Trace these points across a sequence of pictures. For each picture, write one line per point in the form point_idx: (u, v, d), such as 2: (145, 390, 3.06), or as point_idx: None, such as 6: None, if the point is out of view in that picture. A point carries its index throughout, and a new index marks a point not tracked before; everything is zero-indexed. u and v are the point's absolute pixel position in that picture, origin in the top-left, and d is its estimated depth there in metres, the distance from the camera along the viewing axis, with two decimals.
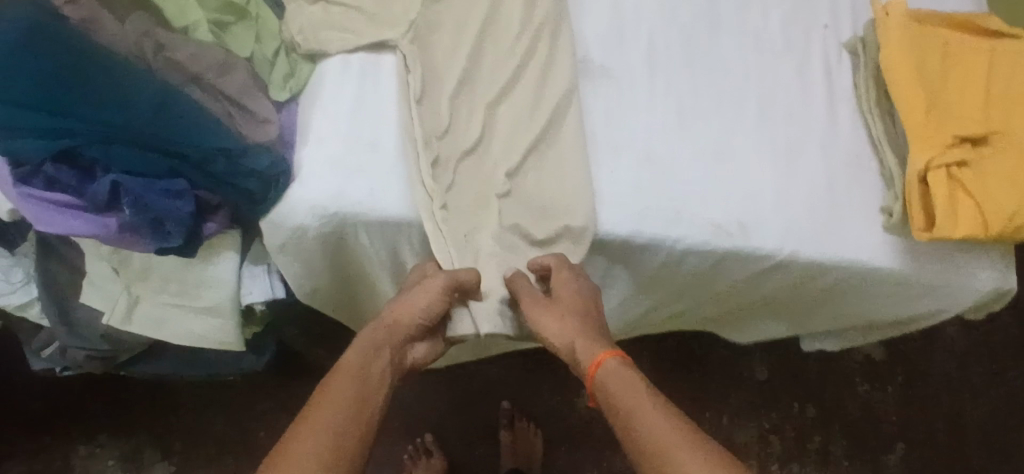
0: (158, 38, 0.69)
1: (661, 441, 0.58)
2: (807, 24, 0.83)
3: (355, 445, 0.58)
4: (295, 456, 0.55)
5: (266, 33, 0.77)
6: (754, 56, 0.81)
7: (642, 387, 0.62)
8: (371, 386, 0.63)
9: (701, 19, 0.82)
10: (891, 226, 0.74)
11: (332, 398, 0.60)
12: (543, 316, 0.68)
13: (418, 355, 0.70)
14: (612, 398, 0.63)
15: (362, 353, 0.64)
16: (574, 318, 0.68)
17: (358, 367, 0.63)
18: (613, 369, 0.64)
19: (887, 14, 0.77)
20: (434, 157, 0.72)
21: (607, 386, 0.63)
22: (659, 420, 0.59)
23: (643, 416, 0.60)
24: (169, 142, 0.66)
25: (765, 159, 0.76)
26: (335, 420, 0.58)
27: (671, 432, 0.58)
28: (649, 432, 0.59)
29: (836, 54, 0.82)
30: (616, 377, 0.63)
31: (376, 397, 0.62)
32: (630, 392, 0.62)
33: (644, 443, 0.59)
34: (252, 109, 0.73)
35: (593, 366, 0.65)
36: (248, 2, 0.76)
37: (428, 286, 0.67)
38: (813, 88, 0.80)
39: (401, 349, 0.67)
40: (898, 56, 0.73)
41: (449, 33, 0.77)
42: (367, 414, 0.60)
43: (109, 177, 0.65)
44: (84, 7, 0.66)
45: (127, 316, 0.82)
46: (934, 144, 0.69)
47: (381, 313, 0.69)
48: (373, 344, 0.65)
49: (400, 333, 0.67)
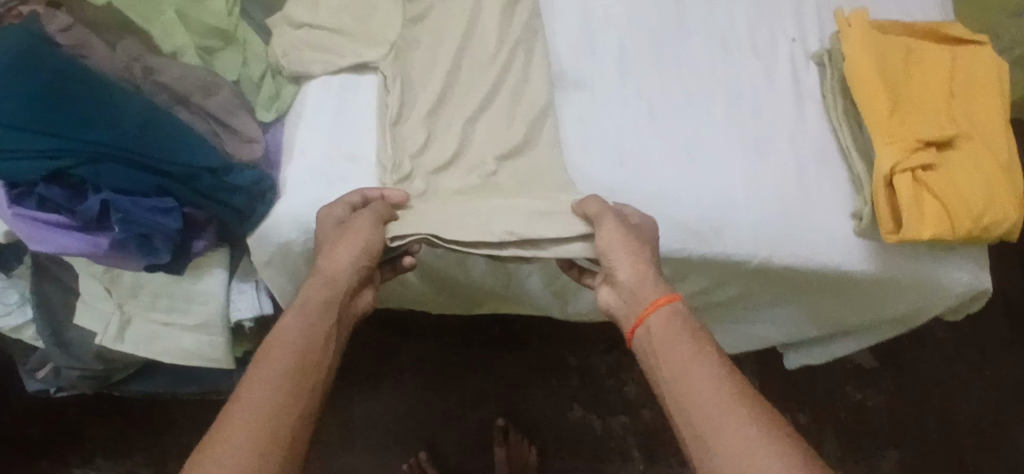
0: (147, 62, 0.73)
1: (712, 398, 0.55)
2: (775, 34, 0.85)
3: (303, 416, 0.54)
4: (235, 429, 0.51)
5: (253, 58, 0.80)
6: (725, 65, 0.83)
7: (693, 340, 0.60)
8: (319, 352, 0.60)
9: (671, 29, 0.84)
10: (862, 230, 0.75)
11: (273, 365, 0.56)
12: (619, 249, 0.66)
13: (368, 302, 0.70)
14: (664, 344, 0.60)
15: (309, 320, 0.61)
16: (647, 254, 0.67)
17: (296, 329, 0.60)
18: (671, 314, 0.62)
19: (849, 25, 0.79)
20: (404, 169, 0.75)
21: (662, 330, 0.61)
22: (709, 378, 0.56)
23: (696, 369, 0.57)
24: (157, 160, 0.68)
25: (736, 159, 0.79)
26: (269, 389, 0.54)
27: (722, 391, 0.55)
28: (700, 385, 0.56)
29: (803, 63, 0.84)
30: (672, 325, 0.62)
31: (321, 365, 0.59)
32: (680, 344, 0.60)
33: (690, 397, 0.56)
34: (238, 128, 0.75)
35: (664, 299, 0.63)
36: (235, 28, 0.79)
37: (358, 225, 0.67)
38: (783, 95, 0.82)
39: (347, 305, 0.66)
40: (863, 64, 0.75)
41: (426, 51, 0.80)
42: (316, 381, 0.57)
43: (99, 195, 0.67)
44: (75, 34, 0.72)
45: (119, 336, 0.85)
46: (900, 147, 0.71)
47: (326, 257, 0.66)
48: (319, 307, 0.62)
49: (343, 284, 0.65)
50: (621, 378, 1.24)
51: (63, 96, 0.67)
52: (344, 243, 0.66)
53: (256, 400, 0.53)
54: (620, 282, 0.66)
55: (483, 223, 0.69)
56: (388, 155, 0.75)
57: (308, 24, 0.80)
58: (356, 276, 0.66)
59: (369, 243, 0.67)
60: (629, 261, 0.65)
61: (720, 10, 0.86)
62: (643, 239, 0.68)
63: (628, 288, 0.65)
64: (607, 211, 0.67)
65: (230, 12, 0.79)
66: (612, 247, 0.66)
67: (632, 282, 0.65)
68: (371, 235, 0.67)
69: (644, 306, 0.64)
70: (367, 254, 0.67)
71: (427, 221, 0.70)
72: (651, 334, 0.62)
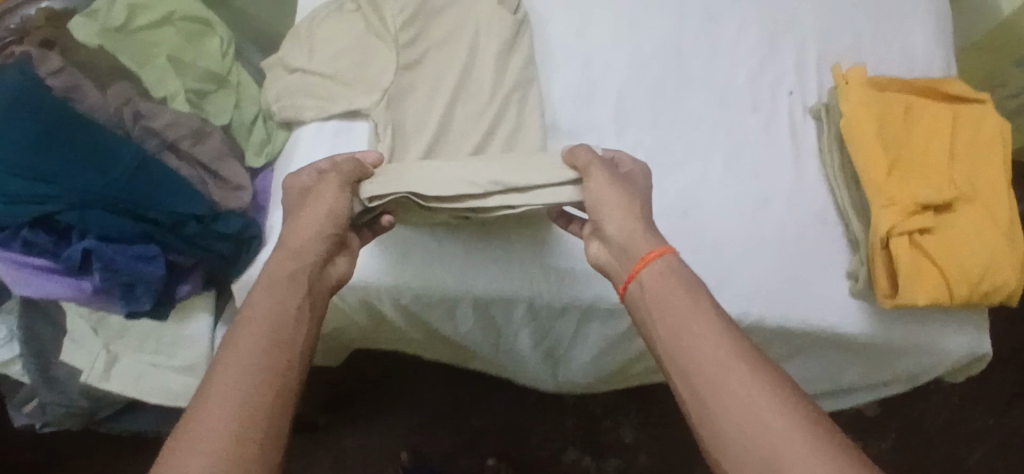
0: (137, 106, 0.73)
1: (712, 355, 0.55)
2: (773, 87, 0.84)
3: (280, 397, 0.52)
4: (215, 416, 0.49)
5: (246, 100, 0.81)
6: (722, 118, 0.82)
7: (689, 292, 0.59)
8: (294, 322, 0.57)
9: (669, 79, 0.84)
10: (858, 291, 0.74)
11: (243, 347, 0.53)
12: (606, 200, 0.65)
13: (343, 270, 0.66)
14: (655, 301, 0.60)
15: (274, 297, 0.58)
16: (636, 203, 0.65)
17: (266, 302, 0.57)
18: (663, 267, 0.61)
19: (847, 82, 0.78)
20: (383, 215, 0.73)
21: (656, 285, 0.61)
22: (708, 336, 0.56)
23: (692, 326, 0.57)
24: (142, 207, 0.68)
25: (731, 214, 0.77)
26: (243, 368, 0.52)
27: (721, 348, 0.55)
28: (697, 343, 0.56)
29: (801, 117, 0.83)
30: (666, 280, 0.60)
31: (299, 336, 0.57)
32: (671, 300, 0.59)
33: (687, 354, 0.56)
34: (227, 176, 0.74)
35: (653, 253, 0.62)
36: (230, 71, 0.81)
37: (323, 191, 0.64)
38: (780, 150, 0.81)
39: (320, 274, 0.62)
40: (860, 123, 0.74)
41: (421, 98, 0.78)
42: (291, 357, 0.55)
43: (83, 243, 0.67)
44: (66, 76, 0.72)
45: (105, 373, 0.83)
46: (898, 209, 0.69)
47: (302, 214, 0.64)
48: (286, 282, 0.59)
49: (311, 255, 0.62)
50: (616, 421, 1.22)
51: (54, 141, 0.67)
52: (314, 206, 0.64)
53: (231, 384, 0.51)
54: (610, 236, 0.65)
55: (467, 175, 0.66)
56: None
57: (302, 67, 0.79)
58: (322, 242, 0.63)
59: (336, 207, 0.64)
60: (617, 212, 0.64)
61: (720, 61, 0.85)
62: (633, 192, 0.67)
63: (618, 243, 0.64)
64: (595, 163, 0.66)
65: (225, 56, 0.81)
66: (599, 199, 0.65)
67: (621, 237, 0.64)
68: (340, 199, 0.64)
69: (635, 262, 0.63)
70: (332, 222, 0.64)
71: (409, 176, 0.67)
72: (643, 288, 0.61)
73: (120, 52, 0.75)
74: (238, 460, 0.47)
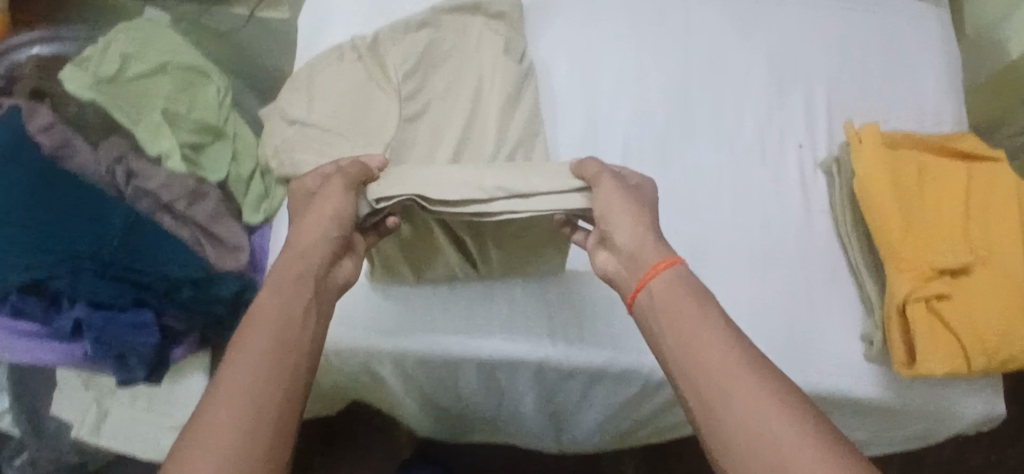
0: (129, 164, 0.70)
1: (722, 366, 0.52)
2: (783, 139, 0.82)
3: (288, 402, 0.50)
4: (220, 426, 0.47)
5: (243, 151, 0.79)
6: (731, 171, 0.80)
7: (698, 302, 0.56)
8: (302, 323, 0.54)
9: (676, 130, 0.82)
10: (872, 355, 0.72)
11: (251, 348, 0.51)
12: (617, 209, 0.60)
13: (348, 271, 0.61)
14: (663, 310, 0.56)
15: (283, 296, 0.55)
16: (647, 214, 0.61)
17: (273, 302, 0.54)
18: (673, 277, 0.58)
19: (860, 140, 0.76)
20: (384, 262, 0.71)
21: (666, 296, 0.57)
22: (719, 347, 0.53)
23: (703, 338, 0.54)
24: (138, 271, 0.65)
25: (741, 271, 0.76)
26: (249, 374, 0.50)
27: (731, 359, 0.52)
28: (706, 354, 0.53)
29: (811, 171, 0.82)
30: (676, 291, 0.57)
31: (306, 337, 0.54)
32: (680, 309, 0.56)
33: (698, 367, 0.53)
34: (223, 235, 0.72)
35: (665, 261, 0.58)
36: (226, 120, 0.79)
37: (326, 192, 0.60)
38: (790, 204, 0.80)
39: (326, 274, 0.59)
40: (874, 183, 0.72)
41: (422, 149, 0.75)
42: (299, 359, 0.52)
43: (75, 311, 0.64)
44: (57, 133, 0.70)
45: (95, 429, 0.81)
46: (913, 275, 0.68)
47: (306, 213, 0.60)
48: (295, 281, 0.56)
49: (318, 256, 0.58)
50: None
51: (44, 203, 0.65)
52: (313, 211, 0.59)
53: (236, 391, 0.49)
54: (619, 246, 0.60)
55: (469, 178, 0.61)
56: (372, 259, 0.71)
57: (301, 119, 0.77)
58: (328, 243, 0.59)
59: (340, 208, 0.59)
60: (630, 222, 0.59)
61: (729, 108, 0.83)
62: (645, 204, 0.62)
63: (628, 253, 0.60)
64: (605, 173, 0.61)
65: (221, 104, 0.79)
66: (610, 209, 0.60)
67: (632, 245, 0.59)
68: (344, 199, 0.60)
69: (644, 272, 0.59)
70: (337, 224, 0.59)
71: (411, 178, 0.61)
72: (654, 300, 0.57)
73: (112, 107, 0.72)
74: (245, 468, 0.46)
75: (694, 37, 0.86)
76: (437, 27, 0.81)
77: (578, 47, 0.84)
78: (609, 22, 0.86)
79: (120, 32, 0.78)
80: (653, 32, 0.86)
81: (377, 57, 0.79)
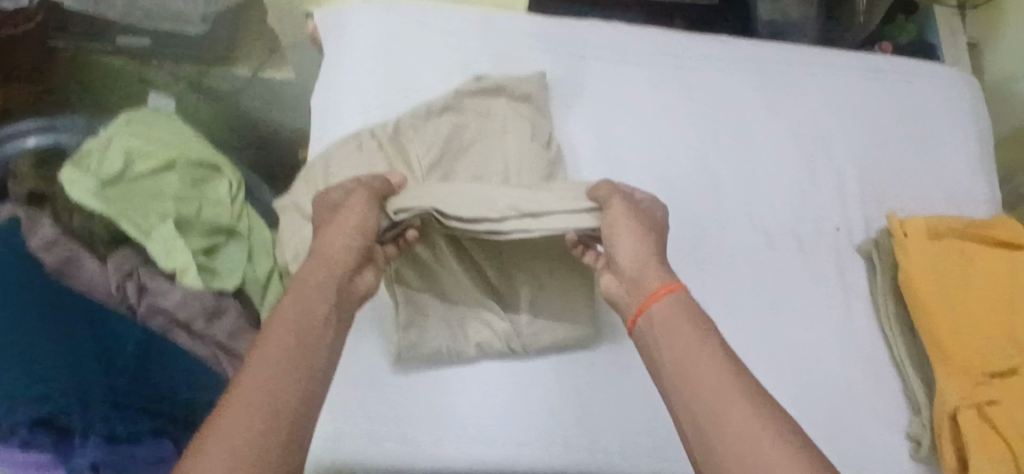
0: (141, 280, 0.66)
1: (719, 389, 0.51)
2: (817, 223, 0.81)
3: (298, 407, 0.49)
4: (233, 421, 0.47)
5: (258, 249, 0.75)
6: (765, 257, 0.78)
7: (696, 326, 0.55)
8: (319, 331, 0.55)
9: (708, 215, 0.79)
10: (920, 456, 0.70)
11: (270, 350, 0.51)
12: (623, 229, 0.62)
13: (370, 282, 0.61)
14: (661, 329, 0.57)
15: (304, 305, 0.56)
16: (653, 238, 0.62)
17: (293, 309, 0.55)
18: (671, 304, 0.57)
19: (904, 233, 0.75)
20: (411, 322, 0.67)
21: (666, 319, 0.57)
22: (715, 371, 0.52)
23: (701, 362, 0.53)
24: (156, 399, 0.61)
25: (783, 365, 0.73)
26: (265, 375, 0.50)
27: (728, 382, 0.52)
28: (701, 374, 0.53)
29: (849, 256, 0.80)
30: (676, 315, 0.57)
31: (322, 345, 0.54)
32: (677, 330, 0.56)
33: (696, 392, 0.52)
34: (244, 352, 0.68)
35: (664, 288, 0.58)
36: (239, 217, 0.75)
37: (350, 204, 0.61)
38: (828, 293, 0.78)
39: (348, 285, 0.59)
40: (921, 280, 0.71)
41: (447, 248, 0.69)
42: (314, 367, 0.52)
43: (88, 451, 0.58)
44: (61, 249, 0.65)
45: None
46: (963, 380, 0.67)
47: (328, 228, 0.61)
48: (317, 290, 0.57)
49: (340, 264, 0.59)
50: None
51: (52, 333, 0.60)
52: (337, 224, 0.61)
53: (250, 390, 0.49)
54: (620, 267, 0.61)
55: (485, 196, 0.64)
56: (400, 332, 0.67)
57: None
58: (352, 253, 0.60)
59: (364, 220, 0.61)
60: (636, 241, 0.61)
61: (758, 194, 0.81)
62: (653, 227, 0.64)
63: (631, 274, 0.60)
64: (614, 193, 0.64)
65: (234, 200, 0.75)
66: (618, 228, 0.62)
67: (633, 268, 0.60)
68: (368, 212, 0.61)
69: (645, 294, 0.59)
70: (360, 235, 0.60)
71: (431, 191, 0.64)
72: (654, 324, 0.57)
73: (121, 217, 0.66)
74: (254, 464, 0.45)
75: (719, 115, 0.84)
76: (458, 108, 0.78)
77: (604, 127, 0.81)
78: (633, 98, 0.83)
79: (123, 127, 0.73)
80: (678, 110, 0.83)
81: (398, 144, 0.74)
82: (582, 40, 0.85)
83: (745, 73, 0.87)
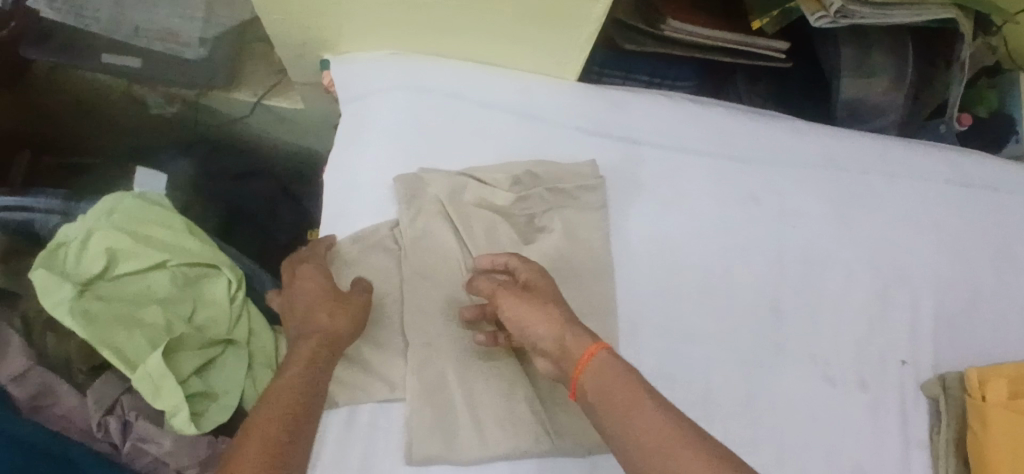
0: (125, 415, 0.58)
1: (655, 442, 0.45)
2: (883, 357, 0.72)
3: None
4: None
5: (259, 357, 0.66)
6: (825, 397, 0.69)
7: (631, 383, 0.48)
8: (301, 423, 0.54)
9: (766, 348, 0.69)
10: None
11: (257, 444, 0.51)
12: (528, 321, 0.54)
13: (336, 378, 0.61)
14: (597, 395, 0.49)
15: (288, 390, 0.55)
16: (559, 309, 0.54)
17: (279, 397, 0.54)
18: (598, 370, 0.50)
19: (981, 396, 0.67)
20: (428, 400, 0.61)
21: (597, 385, 0.50)
22: (651, 423, 0.46)
23: (639, 415, 0.47)
24: None
25: None
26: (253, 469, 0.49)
27: (665, 434, 0.45)
28: (647, 440, 0.46)
29: (913, 396, 0.72)
30: (608, 376, 0.49)
31: (301, 436, 0.54)
32: (609, 391, 0.49)
33: (637, 454, 0.46)
34: None
35: (585, 357, 0.51)
36: (239, 318, 0.65)
37: (346, 309, 0.60)
38: (886, 443, 0.70)
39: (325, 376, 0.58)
40: (996, 449, 0.64)
41: (474, 371, 0.63)
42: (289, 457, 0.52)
43: None
44: (33, 381, 0.56)
45: None
46: None
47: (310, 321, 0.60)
48: (301, 381, 0.56)
49: (325, 361, 0.58)
50: None
51: None
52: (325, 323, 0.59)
53: None
54: (546, 352, 0.53)
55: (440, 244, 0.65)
56: (417, 434, 0.60)
57: None
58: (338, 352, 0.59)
59: (353, 325, 0.60)
60: (539, 321, 0.53)
61: (822, 313, 0.72)
62: (551, 297, 0.55)
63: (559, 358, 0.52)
64: (497, 288, 0.56)
65: (233, 298, 0.66)
66: (523, 317, 0.54)
67: (559, 353, 0.52)
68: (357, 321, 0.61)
69: (576, 369, 0.51)
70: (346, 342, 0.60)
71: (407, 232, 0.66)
72: (588, 390, 0.50)
73: (102, 344, 0.57)
74: None
75: (789, 226, 0.74)
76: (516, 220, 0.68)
77: (662, 227, 0.71)
78: (692, 191, 0.73)
79: (105, 217, 0.64)
80: (743, 216, 0.73)
81: (421, 254, 0.65)
82: (638, 123, 0.75)
83: (816, 173, 0.76)
